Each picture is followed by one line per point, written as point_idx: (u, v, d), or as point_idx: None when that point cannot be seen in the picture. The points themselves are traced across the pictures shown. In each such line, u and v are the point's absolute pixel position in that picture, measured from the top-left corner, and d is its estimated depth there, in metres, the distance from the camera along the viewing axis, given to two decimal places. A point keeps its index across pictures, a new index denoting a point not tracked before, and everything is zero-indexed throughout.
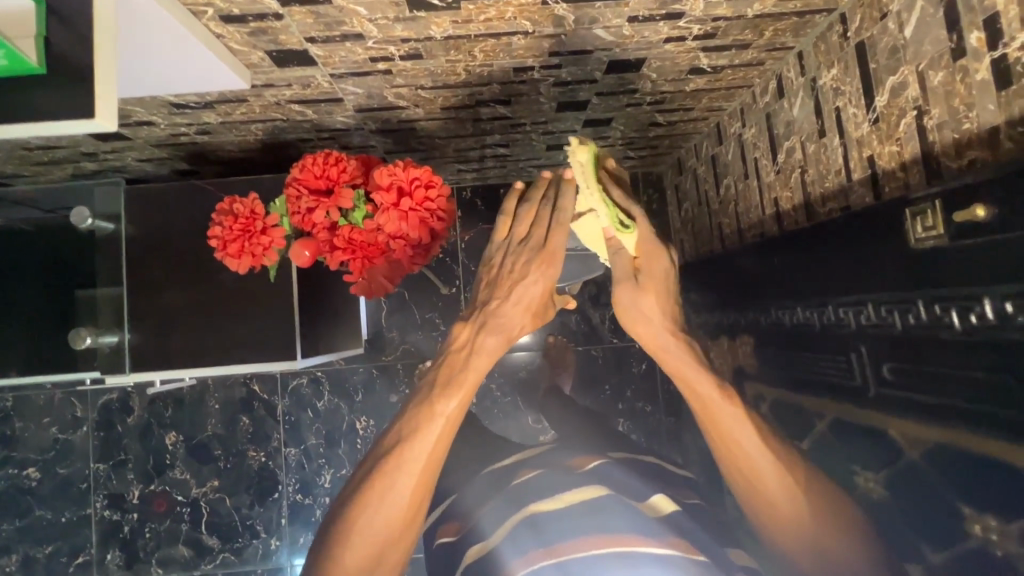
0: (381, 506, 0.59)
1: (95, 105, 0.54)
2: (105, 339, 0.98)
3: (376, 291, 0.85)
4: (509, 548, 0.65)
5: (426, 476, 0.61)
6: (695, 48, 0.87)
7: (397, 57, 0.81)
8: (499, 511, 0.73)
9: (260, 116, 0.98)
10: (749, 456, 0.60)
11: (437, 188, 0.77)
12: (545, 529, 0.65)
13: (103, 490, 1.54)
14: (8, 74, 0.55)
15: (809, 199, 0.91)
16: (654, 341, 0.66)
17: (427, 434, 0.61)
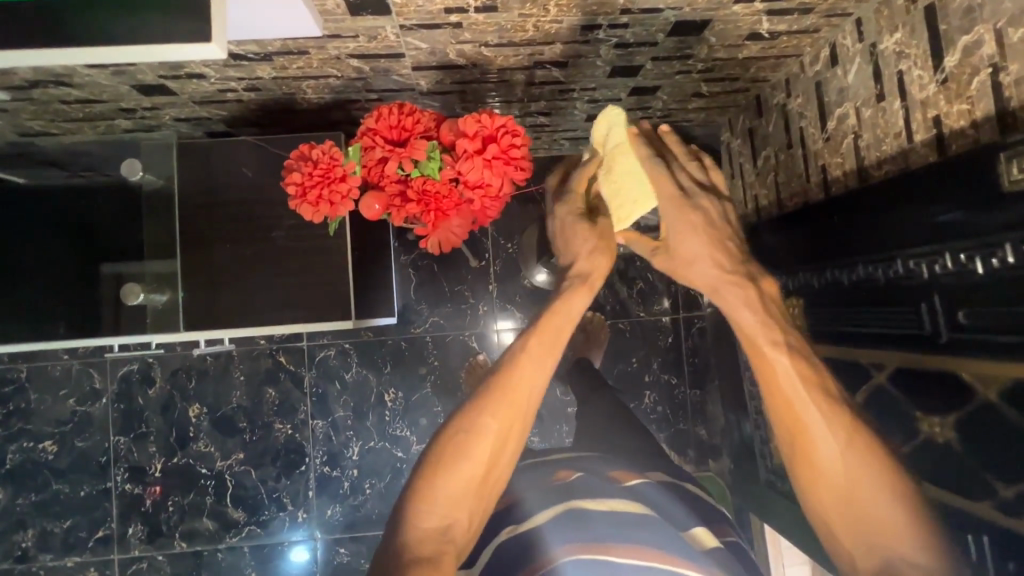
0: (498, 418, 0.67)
1: (212, 32, 0.58)
2: (156, 297, 0.97)
3: (443, 243, 0.88)
4: (551, 533, 0.67)
5: (531, 397, 0.69)
6: (760, 10, 0.88)
7: (472, 8, 0.81)
8: (545, 498, 0.74)
9: (316, 71, 0.96)
10: (798, 401, 0.64)
11: (521, 138, 0.79)
12: (588, 524, 0.68)
13: (124, 463, 1.51)
14: None
15: (862, 163, 0.94)
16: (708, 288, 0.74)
17: (530, 364, 0.70)
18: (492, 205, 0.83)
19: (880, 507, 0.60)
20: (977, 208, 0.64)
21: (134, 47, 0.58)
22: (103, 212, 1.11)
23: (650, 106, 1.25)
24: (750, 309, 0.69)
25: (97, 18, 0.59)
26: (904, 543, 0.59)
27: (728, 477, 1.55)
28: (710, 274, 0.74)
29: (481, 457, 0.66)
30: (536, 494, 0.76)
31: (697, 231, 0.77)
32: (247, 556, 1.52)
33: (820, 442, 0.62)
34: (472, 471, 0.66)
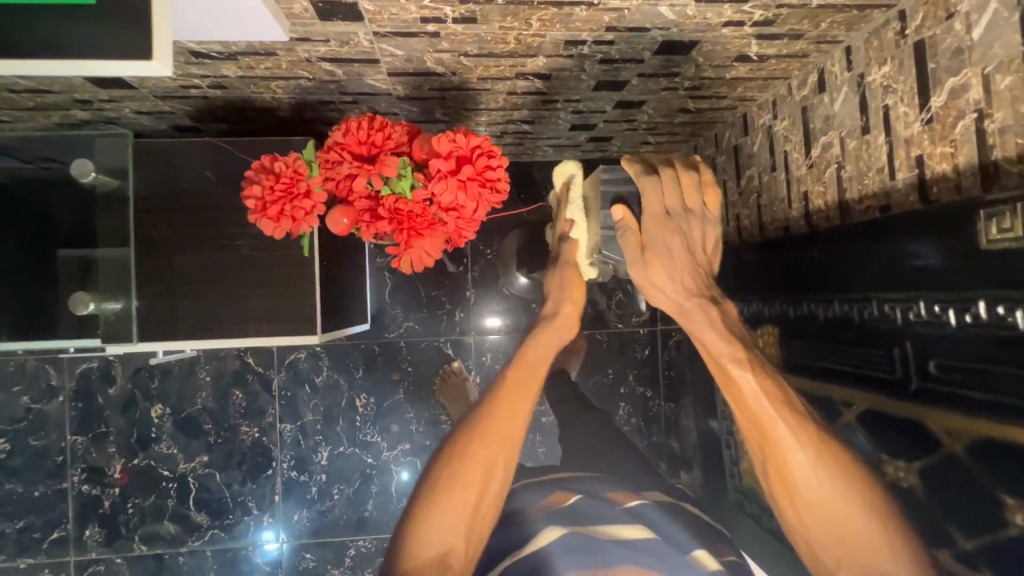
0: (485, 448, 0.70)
1: (152, 49, 0.53)
2: (108, 306, 0.92)
3: (417, 263, 0.83)
4: (560, 557, 0.65)
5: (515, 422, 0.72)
6: (750, 34, 0.85)
7: (450, 19, 0.77)
8: (550, 521, 0.72)
9: (286, 72, 0.91)
10: (765, 416, 0.62)
11: (497, 160, 0.77)
12: (598, 552, 0.66)
13: (81, 463, 1.45)
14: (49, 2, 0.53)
15: (843, 195, 0.93)
16: (671, 308, 0.72)
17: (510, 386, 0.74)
18: (466, 227, 0.81)
19: (853, 511, 0.58)
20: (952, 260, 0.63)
21: (63, 61, 0.53)
22: (58, 210, 1.05)
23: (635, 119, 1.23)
24: (713, 330, 0.69)
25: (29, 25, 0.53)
26: (885, 556, 0.56)
27: (698, 490, 1.56)
28: (673, 296, 0.72)
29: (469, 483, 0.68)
30: (538, 519, 0.74)
31: (665, 256, 0.73)
32: (210, 560, 1.48)
33: (790, 457, 0.60)
34: (464, 500, 0.67)
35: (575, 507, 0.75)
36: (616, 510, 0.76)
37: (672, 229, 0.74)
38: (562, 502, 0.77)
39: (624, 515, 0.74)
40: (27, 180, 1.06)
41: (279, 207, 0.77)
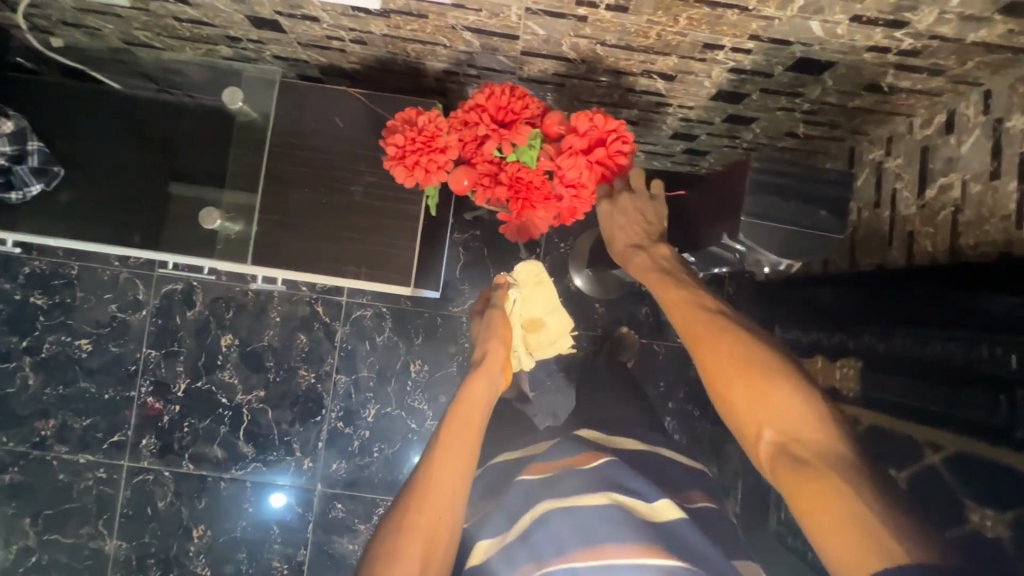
0: (431, 503, 0.78)
1: None
2: (230, 227, 0.99)
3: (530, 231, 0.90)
4: (502, 566, 0.76)
5: (460, 471, 0.82)
6: (890, 63, 0.86)
7: (603, 5, 0.80)
8: (503, 520, 0.83)
9: (428, 36, 0.97)
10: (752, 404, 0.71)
11: (628, 146, 0.79)
12: (534, 546, 0.75)
13: (150, 376, 1.54)
14: None
15: (956, 238, 0.91)
16: (697, 336, 0.80)
17: (455, 430, 0.86)
18: (580, 207, 0.83)
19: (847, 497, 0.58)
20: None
21: None
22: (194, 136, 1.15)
23: (740, 136, 1.23)
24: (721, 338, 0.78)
25: None
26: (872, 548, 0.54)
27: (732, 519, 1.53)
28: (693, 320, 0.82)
29: (422, 528, 0.75)
30: (501, 512, 0.85)
31: (662, 286, 0.90)
32: (248, 490, 1.54)
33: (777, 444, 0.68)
34: (404, 570, 0.72)
35: (536, 488, 0.84)
36: (574, 474, 0.83)
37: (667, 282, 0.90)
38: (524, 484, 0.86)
39: (584, 480, 0.82)
40: (172, 108, 1.16)
41: (415, 159, 0.81)
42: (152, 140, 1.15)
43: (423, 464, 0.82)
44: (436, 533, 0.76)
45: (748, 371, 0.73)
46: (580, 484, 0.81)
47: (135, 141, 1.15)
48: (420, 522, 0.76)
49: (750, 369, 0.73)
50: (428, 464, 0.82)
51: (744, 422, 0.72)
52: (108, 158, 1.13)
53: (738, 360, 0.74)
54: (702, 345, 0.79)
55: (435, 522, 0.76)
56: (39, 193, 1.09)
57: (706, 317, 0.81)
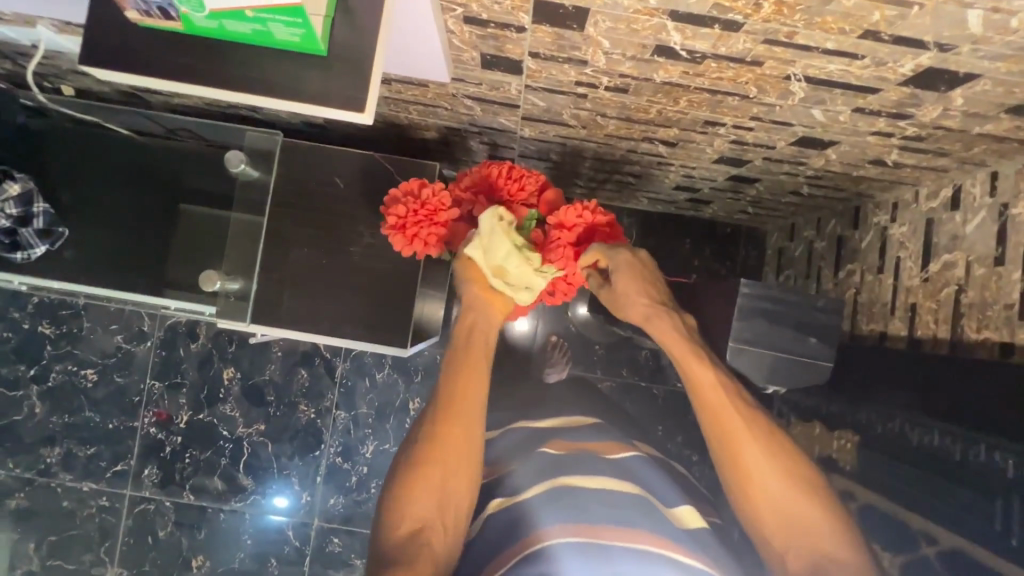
0: (444, 454, 0.69)
1: (366, 102, 0.54)
2: (231, 286, 0.99)
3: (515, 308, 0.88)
4: (537, 512, 0.69)
5: (474, 414, 0.72)
6: (895, 144, 0.84)
7: (603, 86, 0.79)
8: (531, 477, 0.75)
9: (429, 101, 0.97)
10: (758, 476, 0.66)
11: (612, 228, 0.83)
12: (578, 506, 0.68)
13: (153, 407, 1.57)
14: (294, 47, 0.55)
15: (959, 319, 0.89)
16: (711, 391, 0.71)
17: (468, 376, 0.74)
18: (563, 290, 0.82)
19: None
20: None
21: (286, 100, 0.55)
22: (194, 180, 1.14)
23: (743, 191, 1.22)
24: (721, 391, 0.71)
25: (260, 65, 0.56)
26: None
27: None
28: (705, 377, 0.72)
29: (436, 475, 0.67)
30: (524, 472, 0.77)
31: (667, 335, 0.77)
32: (246, 523, 1.56)
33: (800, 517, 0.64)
34: (438, 464, 0.68)
35: (564, 455, 0.77)
36: (604, 461, 0.77)
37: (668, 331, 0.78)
38: (546, 453, 0.79)
39: (612, 467, 0.76)
40: (180, 151, 1.15)
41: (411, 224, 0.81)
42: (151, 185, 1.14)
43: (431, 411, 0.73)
44: (452, 477, 0.68)
45: (781, 468, 0.66)
46: (611, 469, 0.75)
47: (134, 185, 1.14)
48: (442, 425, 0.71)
49: (784, 466, 0.66)
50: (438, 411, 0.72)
51: (783, 533, 0.64)
52: (107, 202, 1.12)
53: (785, 463, 0.66)
54: (735, 438, 0.68)
55: (460, 424, 0.71)
56: (44, 252, 1.06)
57: (743, 414, 0.69)
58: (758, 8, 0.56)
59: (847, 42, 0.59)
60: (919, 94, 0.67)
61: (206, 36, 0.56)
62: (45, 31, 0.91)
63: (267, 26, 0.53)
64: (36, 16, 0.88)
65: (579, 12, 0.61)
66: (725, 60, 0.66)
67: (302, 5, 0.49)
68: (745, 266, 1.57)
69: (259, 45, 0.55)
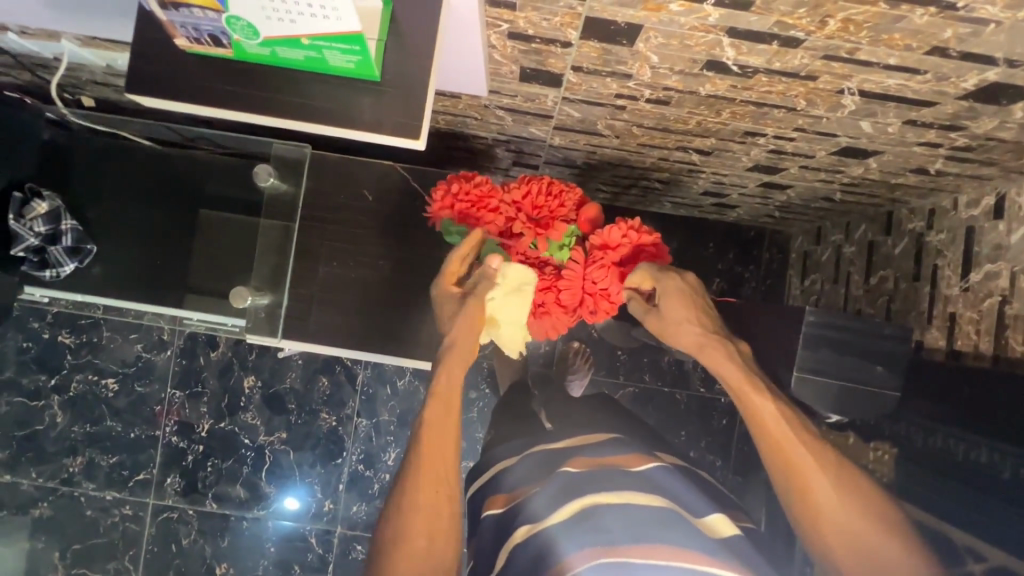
0: (416, 526, 0.63)
1: (419, 129, 0.60)
2: (260, 301, 0.96)
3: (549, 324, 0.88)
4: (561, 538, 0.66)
5: (448, 480, 0.67)
6: (941, 154, 0.82)
7: (644, 99, 0.78)
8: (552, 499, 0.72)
9: (459, 112, 0.95)
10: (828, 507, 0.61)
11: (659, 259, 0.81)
12: (603, 526, 0.66)
13: (175, 416, 1.56)
14: (344, 72, 0.60)
15: (1004, 331, 0.88)
16: (767, 419, 0.67)
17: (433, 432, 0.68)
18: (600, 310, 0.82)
19: None
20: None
21: (339, 128, 0.61)
22: (214, 189, 1.11)
23: (773, 197, 1.20)
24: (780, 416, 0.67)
25: (314, 91, 0.61)
26: None
27: None
28: (760, 404, 0.68)
29: (412, 551, 0.62)
30: (544, 493, 0.74)
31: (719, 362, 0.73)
32: (270, 531, 1.56)
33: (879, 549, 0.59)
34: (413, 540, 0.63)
35: (581, 475, 0.74)
36: (624, 473, 0.74)
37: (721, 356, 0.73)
38: (566, 471, 0.76)
39: (636, 480, 0.73)
40: (208, 164, 1.11)
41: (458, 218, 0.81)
42: (174, 195, 1.10)
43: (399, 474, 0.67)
44: (435, 545, 0.63)
45: (853, 497, 0.61)
46: (633, 482, 0.73)
47: (155, 197, 1.10)
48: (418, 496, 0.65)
49: (856, 496, 0.61)
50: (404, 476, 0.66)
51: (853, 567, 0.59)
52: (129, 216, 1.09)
53: (851, 488, 0.62)
54: (800, 468, 0.63)
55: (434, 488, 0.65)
56: (72, 269, 1.05)
57: (805, 440, 0.65)
58: (823, 25, 0.54)
59: (911, 58, 0.57)
60: (977, 107, 0.66)
61: (258, 61, 0.61)
62: (68, 45, 0.90)
63: (322, 53, 0.57)
64: (60, 30, 0.86)
65: (631, 29, 0.59)
66: (778, 74, 0.64)
67: (361, 34, 0.54)
68: (769, 269, 1.55)
69: (311, 69, 0.60)
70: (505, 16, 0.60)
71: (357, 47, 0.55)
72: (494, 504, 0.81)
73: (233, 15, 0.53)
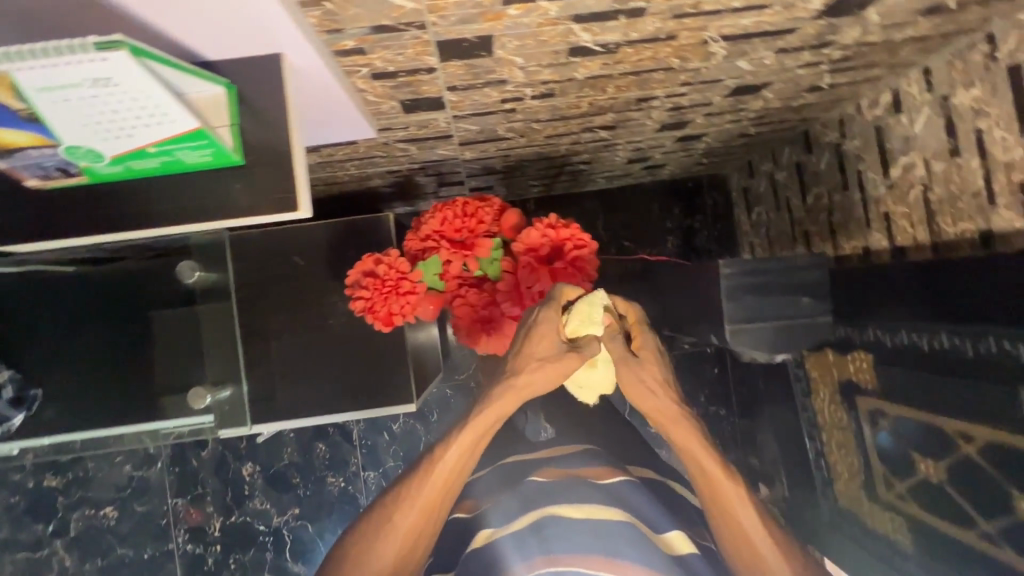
0: (377, 546, 0.63)
1: (298, 200, 0.61)
2: (222, 395, 0.93)
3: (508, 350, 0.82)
4: (508, 546, 0.67)
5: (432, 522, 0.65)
6: (825, 70, 0.84)
7: (528, 97, 0.78)
8: (509, 511, 0.73)
9: (363, 155, 0.94)
10: (734, 518, 0.64)
11: (587, 249, 0.74)
12: (547, 536, 0.66)
13: (183, 524, 1.53)
14: (211, 163, 0.61)
15: (934, 216, 0.90)
16: (683, 433, 0.68)
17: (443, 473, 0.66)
18: None
19: None
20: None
21: (220, 215, 0.62)
22: (145, 296, 1.07)
23: (693, 147, 1.22)
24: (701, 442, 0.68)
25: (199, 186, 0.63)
26: None
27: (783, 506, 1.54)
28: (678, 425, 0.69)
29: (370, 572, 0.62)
30: (510, 499, 0.75)
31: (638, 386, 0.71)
32: None
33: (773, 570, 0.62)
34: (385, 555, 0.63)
35: (544, 485, 0.75)
36: (586, 484, 0.75)
37: (654, 374, 0.71)
38: (530, 482, 0.77)
39: (602, 491, 0.74)
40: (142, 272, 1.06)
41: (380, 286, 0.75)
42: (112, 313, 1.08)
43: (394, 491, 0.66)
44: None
45: (760, 526, 0.64)
46: (601, 494, 0.73)
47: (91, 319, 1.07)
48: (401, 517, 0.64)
49: (761, 527, 0.64)
50: (390, 504, 0.65)
51: None
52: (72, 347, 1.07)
53: (756, 523, 0.64)
54: (715, 485, 0.66)
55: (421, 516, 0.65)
56: (25, 419, 1.02)
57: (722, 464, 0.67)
58: None
59: None
60: (836, 22, 0.67)
61: (129, 176, 0.62)
62: None
63: (179, 152, 0.58)
64: None
65: (484, 42, 0.59)
66: (640, 43, 0.65)
67: (203, 128, 0.55)
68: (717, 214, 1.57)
69: (180, 171, 0.62)
70: (361, 61, 0.60)
71: (206, 140, 0.56)
72: (459, 508, 0.81)
73: (71, 146, 0.54)
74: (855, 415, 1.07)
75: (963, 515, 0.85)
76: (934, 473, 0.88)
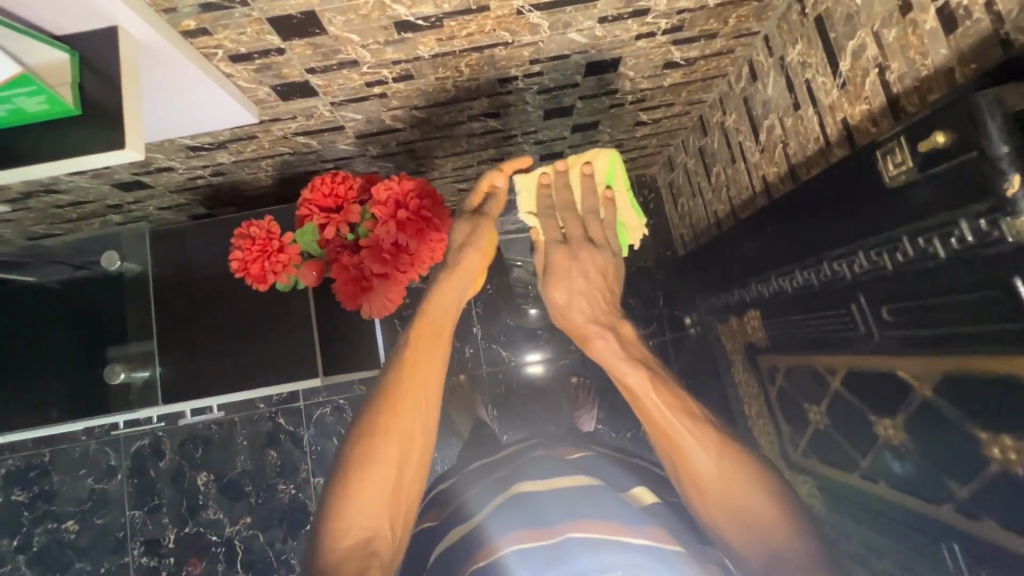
0: (377, 459, 0.61)
1: (126, 138, 0.61)
2: (137, 374, 1.08)
3: (384, 311, 0.88)
4: (491, 527, 0.62)
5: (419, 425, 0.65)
6: (666, 42, 0.92)
7: (390, 79, 0.88)
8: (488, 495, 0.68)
9: (270, 151, 1.05)
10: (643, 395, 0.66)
11: (429, 200, 0.84)
12: (527, 509, 0.62)
13: (140, 536, 1.56)
14: (49, 116, 0.62)
15: (793, 168, 0.95)
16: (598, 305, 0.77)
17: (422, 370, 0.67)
18: (408, 267, 0.85)
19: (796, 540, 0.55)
20: (851, 205, 0.68)
21: (53, 162, 0.62)
22: (87, 295, 1.17)
23: (596, 138, 1.30)
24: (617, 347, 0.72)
25: (29, 140, 0.62)
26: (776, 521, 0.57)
27: None
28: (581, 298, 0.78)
29: (372, 486, 0.60)
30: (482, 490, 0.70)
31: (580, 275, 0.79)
32: None
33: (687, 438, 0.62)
34: (387, 458, 0.61)
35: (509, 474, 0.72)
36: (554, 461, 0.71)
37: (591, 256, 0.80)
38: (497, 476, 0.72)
39: (564, 466, 0.70)
40: (86, 280, 1.19)
41: (257, 248, 0.87)
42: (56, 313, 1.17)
43: (373, 404, 0.65)
44: (397, 494, 0.61)
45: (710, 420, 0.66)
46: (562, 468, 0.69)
47: (40, 318, 1.18)
48: (392, 421, 0.63)
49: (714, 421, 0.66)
50: (380, 413, 0.64)
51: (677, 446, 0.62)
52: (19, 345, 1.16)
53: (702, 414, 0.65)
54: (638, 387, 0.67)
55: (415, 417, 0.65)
56: None
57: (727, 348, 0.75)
58: None
59: None
60: None
61: None
62: None
63: (13, 102, 0.59)
64: None
65: (309, 17, 0.70)
66: (457, 15, 0.75)
67: (26, 73, 0.56)
68: (648, 210, 1.61)
69: (17, 125, 0.62)
70: (210, 42, 0.71)
71: (36, 86, 0.58)
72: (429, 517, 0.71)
73: None
74: (760, 377, 1.08)
75: (843, 457, 0.84)
76: (819, 419, 0.88)
